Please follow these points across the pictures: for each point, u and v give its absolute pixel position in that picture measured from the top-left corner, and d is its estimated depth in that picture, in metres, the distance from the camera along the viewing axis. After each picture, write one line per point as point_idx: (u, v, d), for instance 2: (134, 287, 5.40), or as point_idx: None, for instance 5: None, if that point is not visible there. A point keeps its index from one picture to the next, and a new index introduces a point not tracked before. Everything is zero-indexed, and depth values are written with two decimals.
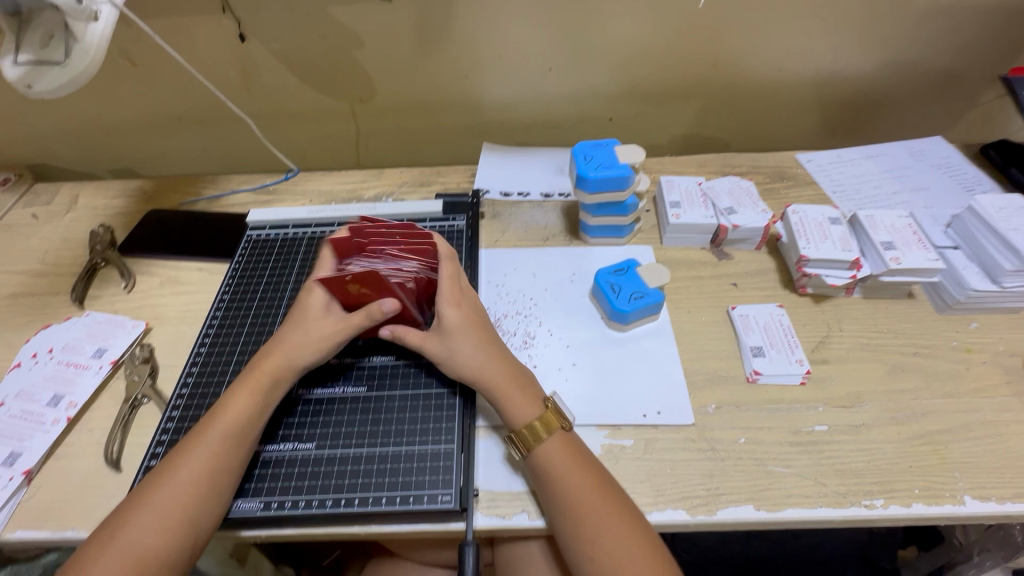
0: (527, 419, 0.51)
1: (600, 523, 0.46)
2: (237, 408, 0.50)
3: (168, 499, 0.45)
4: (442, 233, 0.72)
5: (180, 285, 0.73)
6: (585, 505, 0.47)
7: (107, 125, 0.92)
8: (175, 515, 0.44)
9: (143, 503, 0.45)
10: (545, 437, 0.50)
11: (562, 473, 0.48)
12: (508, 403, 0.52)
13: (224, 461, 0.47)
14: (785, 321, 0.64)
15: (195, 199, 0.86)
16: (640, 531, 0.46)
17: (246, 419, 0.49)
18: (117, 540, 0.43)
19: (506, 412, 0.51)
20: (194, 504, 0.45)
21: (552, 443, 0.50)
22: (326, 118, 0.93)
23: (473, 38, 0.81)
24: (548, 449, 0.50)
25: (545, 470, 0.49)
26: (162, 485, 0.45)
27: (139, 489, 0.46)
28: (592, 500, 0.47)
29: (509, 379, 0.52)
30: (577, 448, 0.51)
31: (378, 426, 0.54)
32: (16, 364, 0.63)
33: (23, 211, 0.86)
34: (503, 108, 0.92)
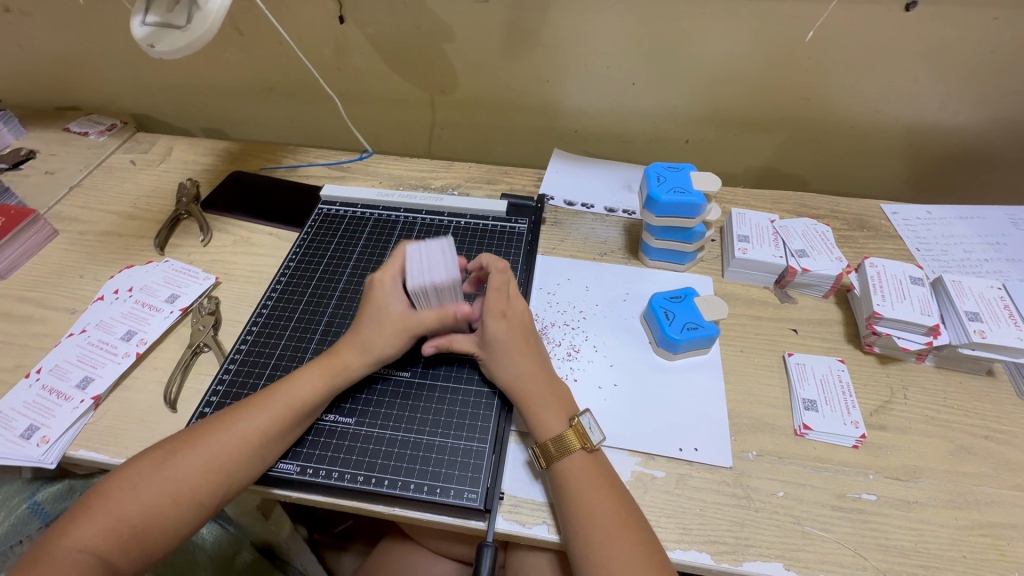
0: (553, 434, 0.51)
1: (611, 549, 0.45)
2: (307, 382, 0.52)
3: (221, 444, 0.48)
4: (502, 234, 0.71)
5: (251, 246, 0.77)
6: (598, 528, 0.46)
7: (207, 87, 0.99)
8: (220, 461, 0.47)
9: (201, 437, 0.48)
10: (568, 452, 0.50)
11: (580, 493, 0.48)
12: (545, 415, 0.52)
13: (277, 428, 0.50)
14: (844, 378, 0.61)
15: (275, 166, 0.90)
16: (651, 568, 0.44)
17: (310, 399, 0.51)
18: (170, 466, 0.47)
19: (533, 423, 0.52)
20: (239, 458, 0.48)
21: (575, 460, 0.50)
22: (406, 105, 0.95)
23: (561, 43, 0.82)
24: (569, 464, 0.50)
25: (564, 486, 0.49)
26: (220, 430, 0.48)
27: (199, 425, 0.49)
28: (607, 525, 0.46)
29: (536, 398, 0.53)
30: (603, 471, 0.50)
31: (416, 413, 0.55)
32: (99, 296, 0.69)
33: (123, 156, 0.93)
34: (579, 117, 0.92)
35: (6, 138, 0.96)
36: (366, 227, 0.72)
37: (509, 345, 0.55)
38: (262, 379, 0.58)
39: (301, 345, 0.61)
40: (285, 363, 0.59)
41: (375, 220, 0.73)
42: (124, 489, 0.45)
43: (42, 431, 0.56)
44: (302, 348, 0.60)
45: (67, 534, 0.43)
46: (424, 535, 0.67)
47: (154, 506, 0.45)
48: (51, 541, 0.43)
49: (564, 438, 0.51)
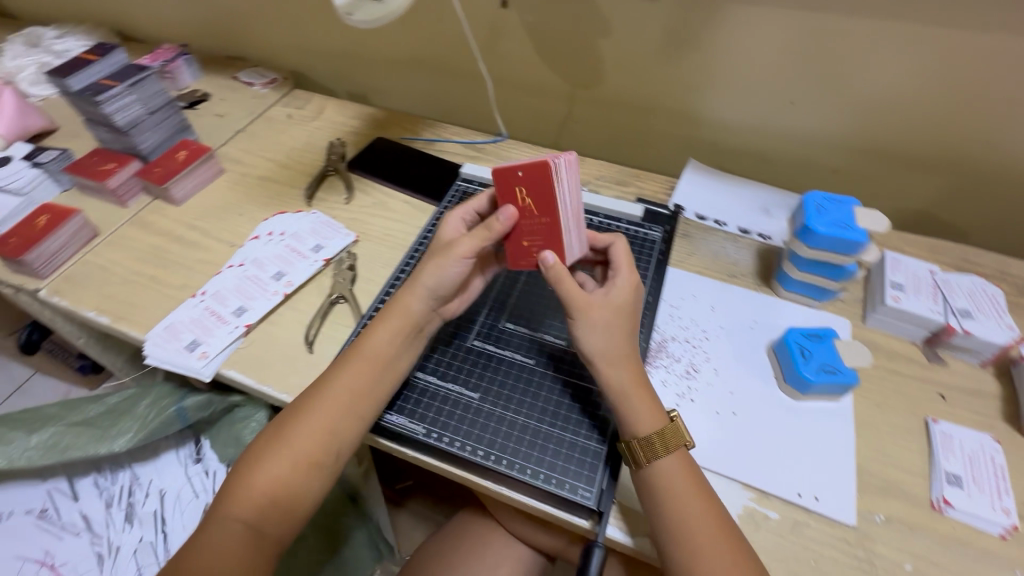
0: (645, 431, 0.49)
1: (711, 558, 0.44)
2: (378, 344, 0.54)
3: (326, 403, 0.51)
4: (634, 239, 0.70)
5: (388, 211, 0.81)
6: (695, 538, 0.45)
7: (362, 54, 1.05)
8: (326, 427, 0.50)
9: (301, 409, 0.51)
10: (663, 453, 0.48)
11: (676, 495, 0.47)
12: (638, 408, 0.50)
13: (364, 387, 0.52)
14: (999, 460, 0.55)
15: (414, 137, 0.94)
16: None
17: (387, 350, 0.54)
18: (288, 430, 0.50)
19: (625, 418, 0.50)
20: (340, 415, 0.51)
21: (670, 461, 0.48)
22: (545, 95, 0.96)
23: (723, 51, 0.78)
24: (664, 465, 0.48)
25: (658, 487, 0.47)
26: (316, 402, 0.51)
27: (296, 402, 0.52)
28: (703, 534, 0.45)
29: (639, 382, 0.51)
30: (694, 474, 0.48)
31: (537, 401, 0.56)
32: (255, 236, 0.76)
33: (282, 109, 1.01)
34: (722, 130, 0.88)
35: (186, 80, 1.07)
36: None
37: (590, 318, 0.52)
38: None
39: None
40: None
41: None
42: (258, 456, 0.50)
43: (203, 347, 0.63)
44: None
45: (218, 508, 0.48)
46: (508, 516, 0.70)
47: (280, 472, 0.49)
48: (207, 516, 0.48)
49: (653, 440, 0.48)
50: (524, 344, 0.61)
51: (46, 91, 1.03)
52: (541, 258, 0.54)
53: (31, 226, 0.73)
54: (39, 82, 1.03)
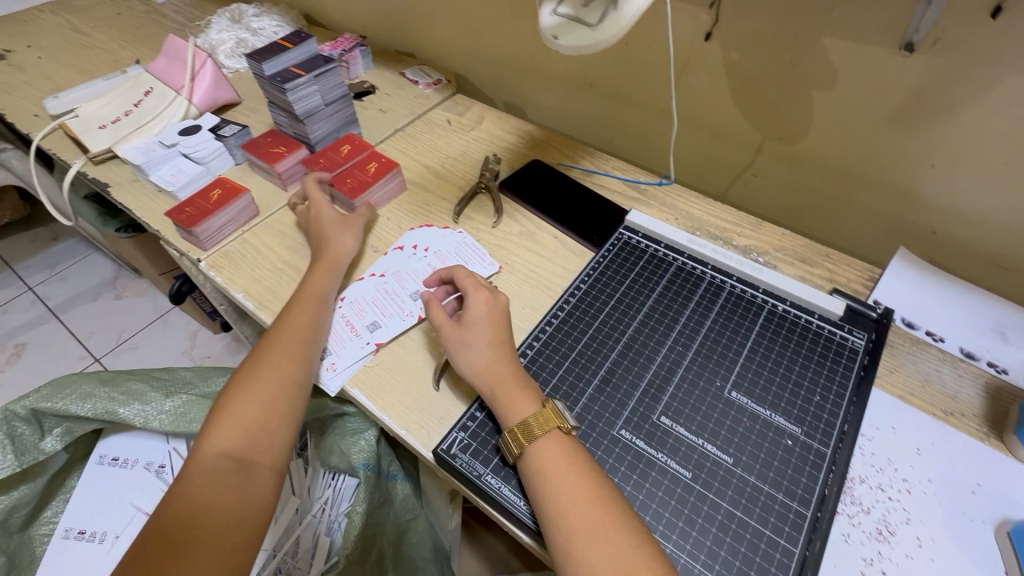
0: (520, 419, 0.48)
1: (594, 542, 0.41)
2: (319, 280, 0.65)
3: (300, 318, 0.60)
4: (829, 343, 0.57)
5: (535, 243, 0.75)
6: (578, 509, 0.42)
7: (531, 68, 1.00)
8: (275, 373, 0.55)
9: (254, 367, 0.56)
10: (538, 434, 0.46)
11: (552, 476, 0.44)
12: (516, 398, 0.49)
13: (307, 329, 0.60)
14: None
15: (571, 164, 0.88)
16: None
17: (326, 289, 0.65)
18: (262, 367, 0.55)
19: (501, 414, 0.49)
20: (306, 342, 0.59)
21: (547, 443, 0.46)
22: (727, 140, 0.85)
23: (984, 128, 0.63)
24: (543, 449, 0.46)
25: (541, 476, 0.45)
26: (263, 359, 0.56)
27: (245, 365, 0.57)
28: (589, 507, 0.42)
29: (509, 380, 0.51)
30: (575, 451, 0.46)
31: (692, 530, 0.45)
32: (399, 246, 0.74)
33: (442, 113, 1.00)
34: (951, 218, 0.71)
35: (358, 70, 1.10)
36: (666, 273, 0.65)
37: (474, 344, 0.53)
38: None
39: (577, 386, 0.55)
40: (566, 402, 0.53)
41: (676, 267, 0.66)
42: (247, 378, 0.55)
43: (333, 358, 0.61)
44: (582, 385, 0.55)
45: (204, 443, 0.51)
46: None
47: (255, 415, 0.52)
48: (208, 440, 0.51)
49: (532, 424, 0.47)
50: (684, 450, 0.50)
51: (238, 65, 1.12)
52: (380, 163, 0.80)
53: (205, 198, 0.76)
54: (235, 55, 1.11)
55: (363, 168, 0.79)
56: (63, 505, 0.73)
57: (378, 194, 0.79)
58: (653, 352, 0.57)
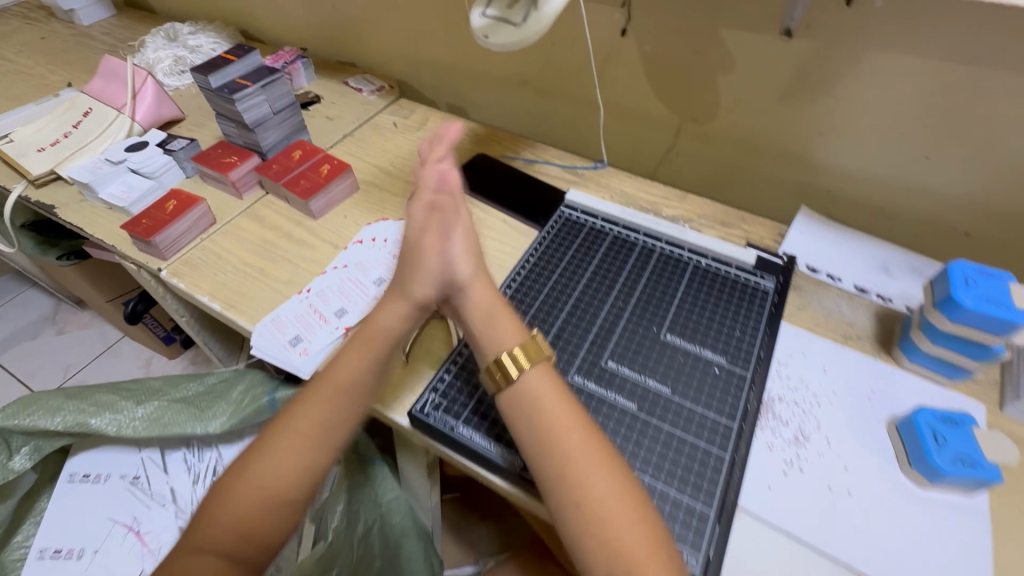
0: (511, 346, 0.54)
1: (593, 476, 0.45)
2: (389, 320, 0.58)
3: (354, 358, 0.56)
4: (746, 288, 0.66)
5: (486, 227, 0.81)
6: (574, 436, 0.48)
7: (468, 70, 1.07)
8: (322, 413, 0.52)
9: (295, 410, 0.52)
10: (529, 368, 0.52)
11: (546, 407, 0.49)
12: (505, 333, 0.55)
13: (363, 377, 0.55)
14: None
15: (513, 155, 0.95)
16: (645, 509, 0.45)
17: (388, 325, 0.58)
18: (300, 408, 0.52)
19: (492, 342, 0.55)
20: (340, 406, 0.53)
21: (538, 377, 0.51)
22: (651, 125, 0.94)
23: (855, 97, 0.74)
24: (535, 381, 0.51)
25: (541, 404, 0.50)
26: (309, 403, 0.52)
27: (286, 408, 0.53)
28: (581, 436, 0.48)
29: (500, 313, 0.57)
30: (561, 383, 0.52)
31: (639, 450, 0.52)
32: (359, 240, 0.78)
33: (387, 117, 1.05)
34: (841, 178, 0.83)
35: (301, 81, 1.13)
36: (604, 242, 0.73)
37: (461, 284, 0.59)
38: None
39: None
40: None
41: (612, 236, 0.73)
42: (293, 419, 0.51)
43: (304, 344, 0.65)
44: None
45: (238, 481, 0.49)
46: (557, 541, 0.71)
47: (253, 508, 0.47)
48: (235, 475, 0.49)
49: (521, 351, 0.53)
50: (630, 389, 0.57)
51: (178, 83, 1.12)
52: (335, 164, 0.84)
53: (161, 209, 0.78)
54: (174, 73, 1.12)
55: (320, 170, 0.83)
56: (33, 528, 0.72)
57: (332, 194, 0.83)
58: (597, 309, 0.64)
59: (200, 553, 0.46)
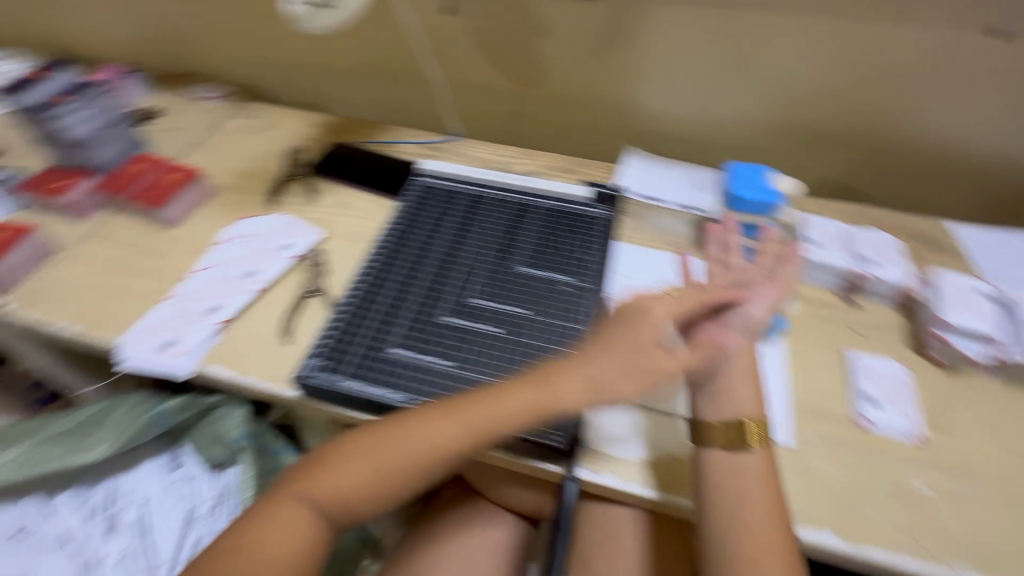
0: (734, 416, 0.54)
1: (733, 515, 0.50)
2: (599, 362, 0.51)
3: (605, 369, 0.50)
4: (585, 220, 0.78)
5: (352, 209, 0.84)
6: (759, 506, 0.50)
7: (314, 65, 1.08)
8: (471, 430, 0.50)
9: (441, 425, 0.50)
10: (739, 446, 0.53)
11: (750, 486, 0.51)
12: (726, 400, 0.55)
13: (526, 413, 0.50)
14: (906, 380, 0.64)
15: (371, 140, 0.98)
16: (774, 523, 0.49)
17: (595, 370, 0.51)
18: (471, 428, 0.50)
19: (708, 412, 0.55)
20: (484, 432, 0.50)
21: (752, 457, 0.52)
22: (495, 95, 1.02)
23: (650, 47, 0.87)
24: (745, 462, 0.52)
25: (734, 478, 0.51)
26: (456, 418, 0.50)
27: (433, 406, 0.52)
28: (767, 507, 0.50)
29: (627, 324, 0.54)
30: (769, 459, 0.53)
31: (507, 363, 0.61)
32: (223, 240, 0.78)
33: (237, 121, 1.03)
34: (658, 119, 0.97)
35: (134, 97, 1.08)
36: (460, 200, 0.80)
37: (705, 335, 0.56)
38: (371, 322, 0.65)
39: (403, 297, 0.67)
40: (371, 314, 0.66)
41: (468, 194, 0.81)
42: (438, 427, 0.50)
43: (176, 346, 0.65)
44: (406, 298, 0.67)
45: (349, 466, 0.50)
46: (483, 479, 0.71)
47: (362, 485, 0.49)
48: (341, 455, 0.50)
49: (745, 425, 0.53)
50: (474, 321, 0.65)
51: None
52: (182, 168, 0.84)
53: None
54: None
55: (168, 176, 0.82)
56: None
57: (185, 200, 0.82)
58: (459, 256, 0.72)
59: (305, 504, 0.48)
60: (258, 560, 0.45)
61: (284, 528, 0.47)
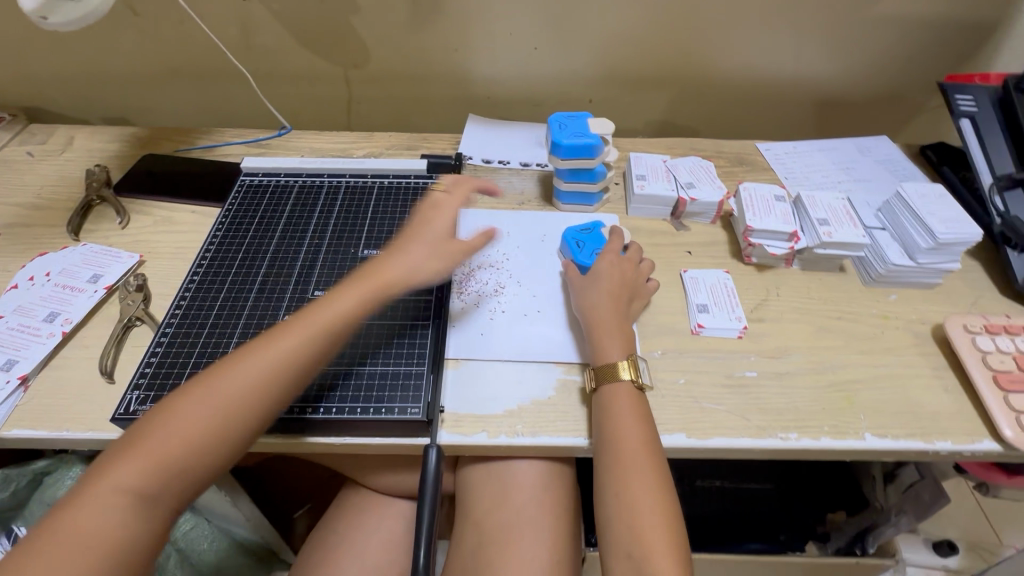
0: (610, 358, 0.58)
1: (632, 490, 0.51)
2: (343, 300, 0.55)
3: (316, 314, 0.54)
4: (425, 191, 0.77)
5: (173, 224, 0.76)
6: (649, 472, 0.52)
7: (106, 72, 0.96)
8: (269, 372, 0.50)
9: (233, 366, 0.50)
10: (616, 380, 0.57)
11: (630, 439, 0.53)
12: (609, 346, 0.59)
13: (319, 341, 0.53)
14: (730, 284, 0.71)
15: (189, 147, 0.89)
16: (660, 483, 0.52)
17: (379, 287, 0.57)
18: (241, 367, 0.50)
19: (595, 352, 0.60)
20: (296, 371, 0.51)
21: (622, 388, 0.56)
22: (320, 81, 0.97)
23: (463, 11, 0.87)
24: (620, 402, 0.55)
25: (609, 419, 0.55)
26: (237, 365, 0.50)
27: (238, 354, 0.51)
28: (655, 471, 0.52)
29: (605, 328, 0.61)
30: (641, 404, 0.56)
31: (358, 350, 0.61)
32: (13, 284, 0.67)
33: (18, 148, 0.89)
34: (491, 84, 0.97)
35: None
36: (291, 194, 0.76)
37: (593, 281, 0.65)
38: (201, 338, 0.60)
39: (236, 305, 0.63)
40: (199, 329, 0.61)
41: (299, 186, 0.77)
42: (232, 368, 0.50)
43: None
44: (239, 306, 0.63)
45: (172, 427, 0.46)
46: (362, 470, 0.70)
47: (192, 446, 0.46)
48: (168, 418, 0.47)
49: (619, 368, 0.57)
50: None
51: None
52: None
53: None
54: None
55: None
56: None
57: None
58: (295, 252, 0.69)
59: (127, 484, 0.43)
60: (67, 548, 0.40)
61: (103, 518, 0.42)
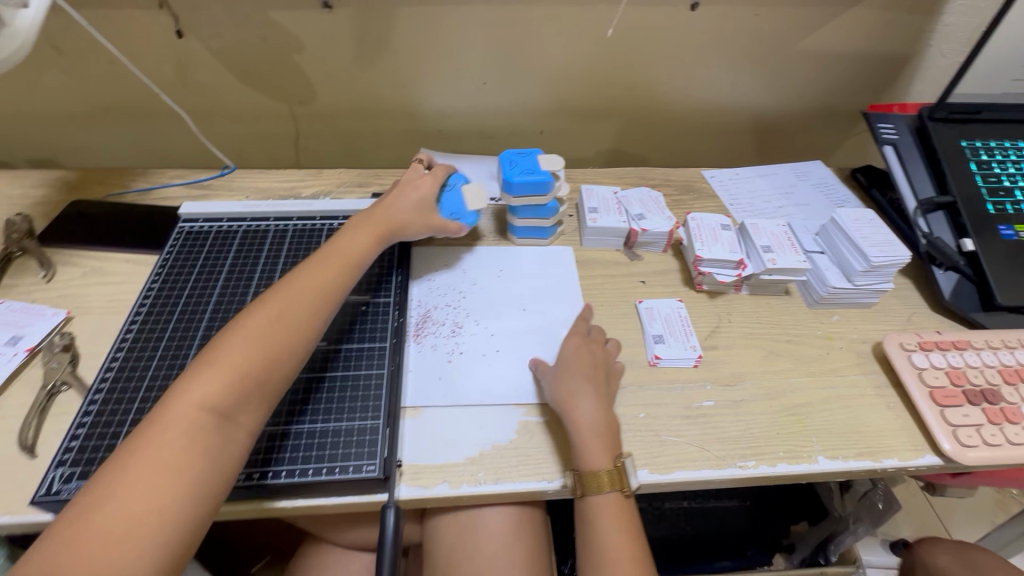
0: (597, 466, 0.55)
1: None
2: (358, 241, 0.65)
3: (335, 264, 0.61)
4: None
5: (105, 275, 0.72)
6: (623, 557, 0.52)
7: (30, 112, 0.90)
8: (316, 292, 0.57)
9: (285, 287, 0.56)
10: (605, 489, 0.54)
11: (614, 540, 0.53)
12: (594, 450, 0.55)
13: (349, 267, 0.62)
14: (683, 313, 0.73)
15: (123, 190, 0.85)
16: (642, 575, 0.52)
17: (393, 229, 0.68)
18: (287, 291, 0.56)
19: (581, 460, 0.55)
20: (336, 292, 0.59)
21: (608, 498, 0.54)
22: (265, 118, 0.94)
23: (410, 49, 0.87)
24: (603, 504, 0.54)
25: (593, 521, 0.54)
26: (283, 289, 0.56)
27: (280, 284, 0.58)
28: (633, 556, 0.52)
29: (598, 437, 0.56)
30: (627, 509, 0.55)
31: (310, 405, 0.58)
32: None
33: None
34: (442, 118, 0.97)
35: None
36: (235, 239, 0.73)
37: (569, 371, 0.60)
38: (135, 402, 0.56)
39: (176, 362, 0.59)
40: (132, 394, 0.56)
41: (243, 231, 0.74)
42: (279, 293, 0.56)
43: None
44: (179, 364, 0.59)
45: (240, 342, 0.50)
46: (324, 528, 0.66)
47: (262, 359, 0.50)
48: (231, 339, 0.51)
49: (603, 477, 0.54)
50: None
51: None
52: None
53: None
54: None
55: None
56: None
57: None
58: (241, 301, 0.66)
59: (202, 405, 0.46)
60: (162, 456, 0.42)
61: (187, 430, 0.44)
